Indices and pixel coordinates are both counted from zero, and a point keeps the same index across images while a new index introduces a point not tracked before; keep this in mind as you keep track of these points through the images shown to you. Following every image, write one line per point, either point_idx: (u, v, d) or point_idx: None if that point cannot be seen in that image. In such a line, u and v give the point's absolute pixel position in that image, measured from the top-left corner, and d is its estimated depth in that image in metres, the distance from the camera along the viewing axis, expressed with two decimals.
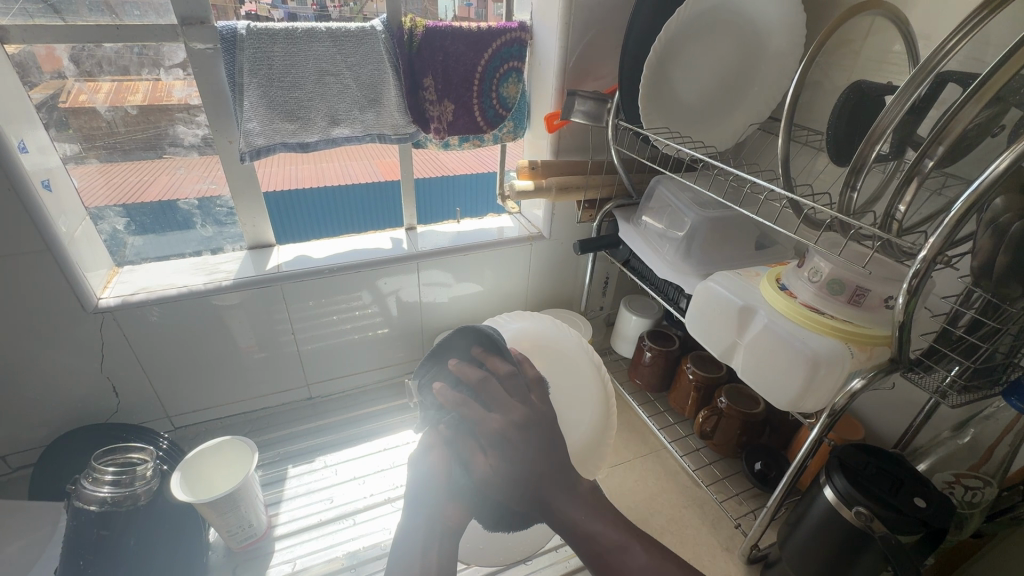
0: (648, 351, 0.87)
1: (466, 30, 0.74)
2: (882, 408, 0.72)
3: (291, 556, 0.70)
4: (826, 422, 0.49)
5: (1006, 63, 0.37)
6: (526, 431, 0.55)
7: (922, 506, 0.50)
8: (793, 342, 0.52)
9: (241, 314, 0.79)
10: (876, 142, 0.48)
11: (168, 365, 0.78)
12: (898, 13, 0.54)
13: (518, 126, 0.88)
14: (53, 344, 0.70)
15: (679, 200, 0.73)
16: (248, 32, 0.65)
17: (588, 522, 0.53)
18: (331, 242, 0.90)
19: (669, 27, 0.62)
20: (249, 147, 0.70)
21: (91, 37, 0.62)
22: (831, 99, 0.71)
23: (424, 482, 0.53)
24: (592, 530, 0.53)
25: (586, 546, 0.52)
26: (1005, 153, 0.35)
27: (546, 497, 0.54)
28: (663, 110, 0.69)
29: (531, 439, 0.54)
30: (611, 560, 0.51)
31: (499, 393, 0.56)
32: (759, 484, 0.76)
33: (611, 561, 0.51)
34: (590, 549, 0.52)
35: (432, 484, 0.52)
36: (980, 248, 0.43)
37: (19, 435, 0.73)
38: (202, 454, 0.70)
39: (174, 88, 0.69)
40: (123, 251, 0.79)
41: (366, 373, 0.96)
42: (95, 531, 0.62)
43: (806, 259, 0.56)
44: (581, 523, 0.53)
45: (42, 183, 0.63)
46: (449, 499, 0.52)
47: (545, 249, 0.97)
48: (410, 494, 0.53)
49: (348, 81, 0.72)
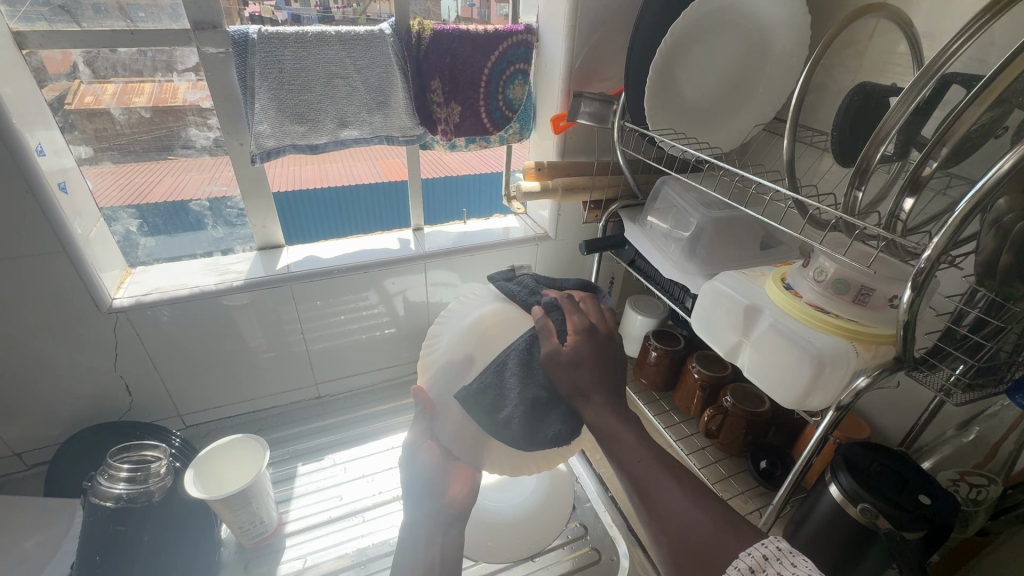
0: (653, 351, 0.87)
1: (473, 33, 0.75)
2: (887, 407, 0.72)
3: (302, 553, 0.70)
4: (832, 420, 0.50)
5: (1009, 65, 0.37)
6: (595, 341, 0.53)
7: (927, 504, 0.51)
8: (799, 341, 0.52)
9: (251, 314, 0.80)
10: (881, 143, 0.48)
11: (179, 364, 0.79)
12: (902, 15, 0.55)
13: (524, 126, 0.89)
14: (68, 342, 0.71)
15: (685, 200, 0.74)
16: (259, 36, 0.66)
17: (632, 438, 0.48)
18: (339, 243, 0.91)
19: (675, 29, 0.63)
20: (260, 149, 0.71)
21: (106, 41, 0.63)
22: (835, 100, 0.72)
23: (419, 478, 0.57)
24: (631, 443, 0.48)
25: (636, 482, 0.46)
26: (1009, 154, 0.36)
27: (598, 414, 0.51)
28: (669, 112, 0.70)
29: (599, 354, 0.53)
30: (648, 488, 0.45)
31: (575, 311, 0.57)
32: (764, 482, 0.76)
33: (643, 490, 0.45)
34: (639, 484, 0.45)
35: (428, 474, 0.57)
36: (984, 248, 0.44)
37: (34, 433, 0.75)
38: (213, 453, 0.71)
39: (186, 91, 0.70)
40: (136, 252, 0.80)
41: (373, 372, 0.97)
42: (112, 526, 0.63)
43: (811, 258, 0.56)
44: (623, 440, 0.48)
45: (58, 185, 0.64)
46: (449, 487, 0.58)
47: (551, 249, 0.97)
48: (410, 492, 0.57)
49: (357, 83, 0.73)
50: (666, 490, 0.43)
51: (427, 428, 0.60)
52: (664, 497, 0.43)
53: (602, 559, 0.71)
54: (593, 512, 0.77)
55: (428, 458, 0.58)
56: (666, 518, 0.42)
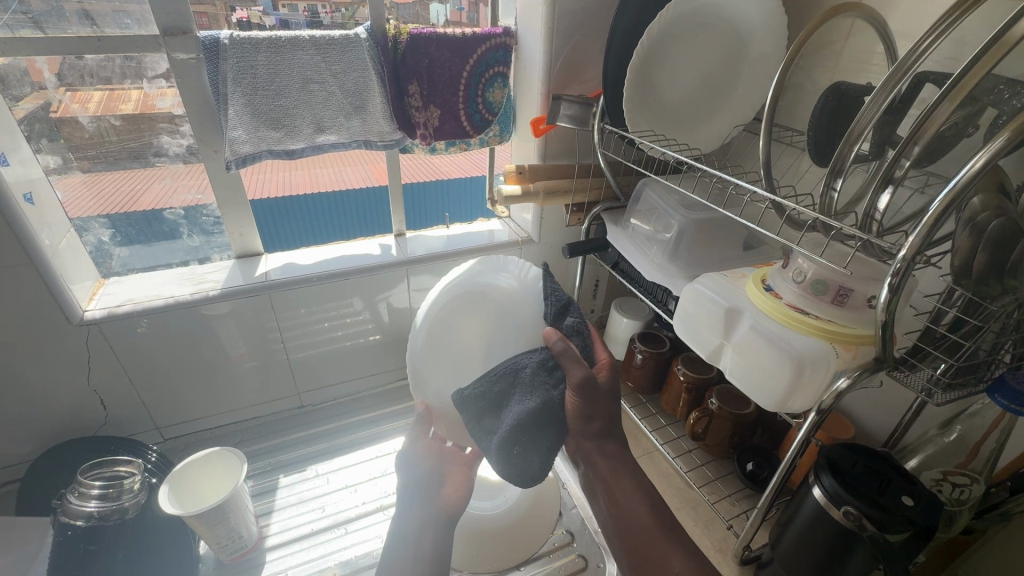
0: (639, 354, 0.87)
1: (451, 36, 0.75)
2: (871, 406, 0.72)
3: (282, 568, 0.69)
4: (814, 422, 0.49)
5: (978, 62, 0.37)
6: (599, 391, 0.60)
7: (910, 505, 0.50)
8: (780, 343, 0.52)
9: (229, 323, 0.78)
10: (856, 142, 0.48)
11: (155, 376, 0.77)
12: (876, 14, 0.54)
13: (504, 130, 0.89)
14: (40, 357, 0.69)
15: (666, 202, 0.74)
16: (230, 41, 0.64)
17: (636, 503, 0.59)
18: (318, 250, 0.88)
19: (651, 30, 0.62)
20: (235, 155, 0.70)
21: (73, 48, 0.62)
22: (812, 101, 0.72)
23: (421, 478, 0.65)
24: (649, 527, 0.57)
25: (640, 560, 0.56)
26: (981, 152, 0.36)
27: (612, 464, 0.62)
28: (648, 114, 0.70)
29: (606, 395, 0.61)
30: (649, 546, 0.56)
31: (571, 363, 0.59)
32: (749, 483, 0.76)
33: (649, 556, 0.56)
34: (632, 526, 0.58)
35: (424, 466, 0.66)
36: (960, 247, 0.44)
37: (4, 450, 0.72)
38: (199, 482, 0.71)
39: (158, 98, 0.68)
40: (110, 262, 0.78)
41: (357, 380, 0.96)
42: (81, 545, 0.62)
43: (790, 259, 0.56)
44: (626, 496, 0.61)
45: (24, 196, 0.62)
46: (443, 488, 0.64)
47: (535, 252, 0.97)
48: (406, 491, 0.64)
49: (333, 89, 0.72)
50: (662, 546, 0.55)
51: (421, 432, 0.70)
52: (658, 556, 0.55)
53: (589, 565, 0.69)
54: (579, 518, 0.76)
55: (425, 457, 0.67)
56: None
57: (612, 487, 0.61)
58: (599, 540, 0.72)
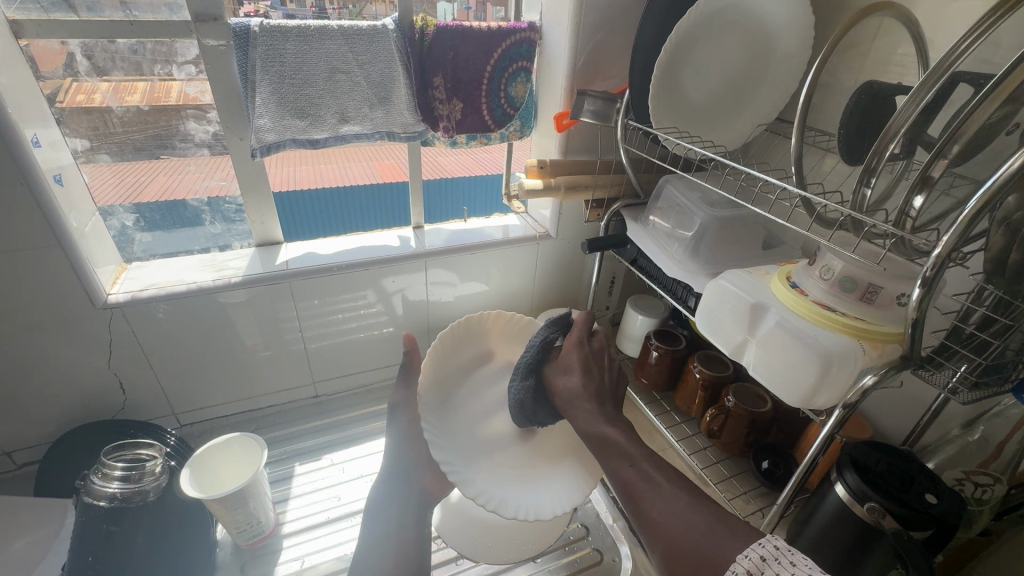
0: (654, 351, 0.87)
1: (477, 30, 0.75)
2: (890, 408, 0.72)
3: (299, 554, 0.69)
4: (839, 418, 0.49)
5: (1022, 63, 0.37)
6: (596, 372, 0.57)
7: (934, 503, 0.50)
8: (806, 340, 0.52)
9: (247, 311, 0.78)
10: (890, 141, 0.48)
11: (177, 362, 0.78)
12: (909, 15, 0.55)
13: (525, 124, 0.89)
14: (61, 338, 0.69)
15: (688, 199, 0.74)
16: (260, 29, 0.65)
17: (626, 468, 0.48)
18: (337, 240, 0.90)
19: (680, 28, 0.63)
20: (260, 143, 0.70)
21: (106, 32, 0.62)
22: (841, 101, 0.72)
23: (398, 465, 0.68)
24: (645, 484, 0.47)
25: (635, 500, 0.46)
26: (1019, 152, 0.36)
27: (590, 424, 0.53)
28: (672, 111, 0.70)
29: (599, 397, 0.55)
30: (648, 508, 0.45)
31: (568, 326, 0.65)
32: (766, 483, 0.75)
33: (648, 506, 0.45)
34: (631, 489, 0.47)
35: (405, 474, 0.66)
36: (992, 246, 0.44)
37: (25, 432, 0.73)
38: (201, 480, 0.69)
39: (186, 85, 0.69)
40: (132, 248, 0.79)
41: (373, 370, 0.96)
42: (104, 526, 0.61)
43: (817, 257, 0.56)
44: (639, 487, 0.47)
45: (54, 178, 0.62)
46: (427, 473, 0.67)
47: (552, 247, 0.97)
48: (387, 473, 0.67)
49: (359, 79, 0.72)
50: (668, 509, 0.44)
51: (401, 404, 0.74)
52: (654, 506, 0.45)
53: (603, 560, 0.70)
54: (595, 513, 0.76)
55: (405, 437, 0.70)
56: (668, 531, 0.42)
57: (607, 454, 0.51)
58: (613, 533, 0.73)
